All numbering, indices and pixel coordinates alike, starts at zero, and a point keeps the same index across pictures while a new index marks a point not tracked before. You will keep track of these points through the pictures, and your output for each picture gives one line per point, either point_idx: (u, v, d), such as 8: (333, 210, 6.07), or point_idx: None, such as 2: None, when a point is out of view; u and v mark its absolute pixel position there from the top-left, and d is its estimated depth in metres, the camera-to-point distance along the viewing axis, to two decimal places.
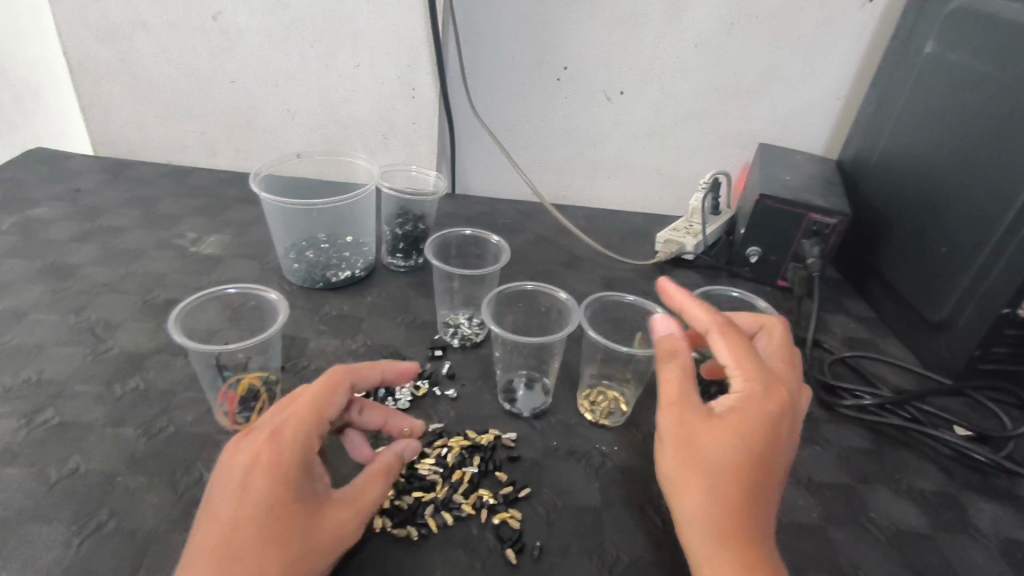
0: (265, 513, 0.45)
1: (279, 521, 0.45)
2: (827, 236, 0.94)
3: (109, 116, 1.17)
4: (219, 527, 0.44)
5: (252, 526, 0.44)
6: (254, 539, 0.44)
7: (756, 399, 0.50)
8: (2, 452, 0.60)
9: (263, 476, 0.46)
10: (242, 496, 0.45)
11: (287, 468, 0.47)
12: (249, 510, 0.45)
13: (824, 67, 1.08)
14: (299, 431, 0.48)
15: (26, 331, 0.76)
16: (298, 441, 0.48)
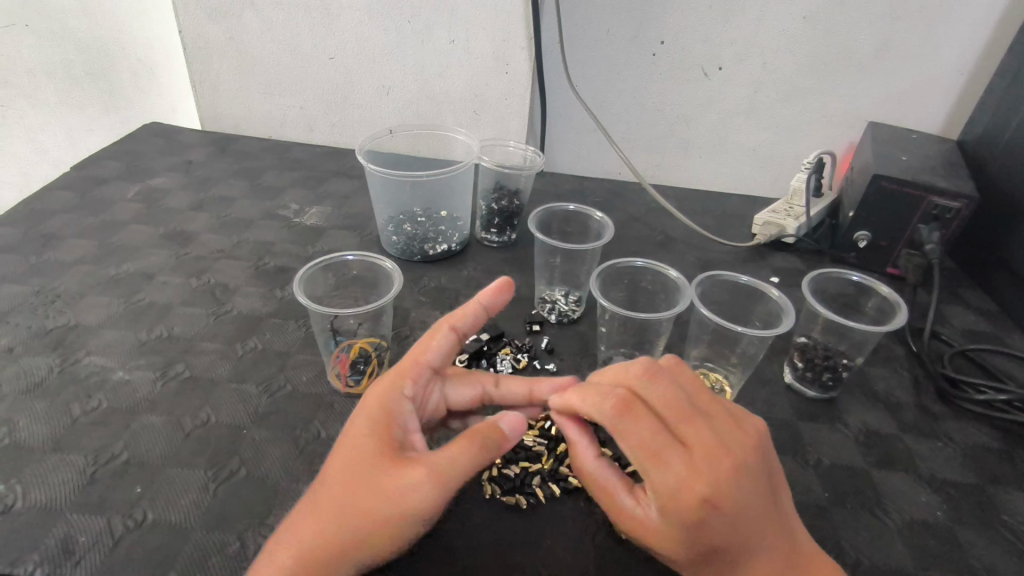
0: (347, 457, 0.48)
1: (355, 464, 0.47)
2: (949, 221, 0.87)
3: (217, 92, 1.23)
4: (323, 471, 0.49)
5: (336, 467, 0.48)
6: (336, 480, 0.47)
7: (707, 505, 0.42)
8: (143, 400, 0.65)
9: (353, 425, 0.50)
10: (341, 443, 0.50)
11: (372, 417, 0.50)
12: (339, 453, 0.49)
13: (949, 38, 0.99)
14: (391, 390, 0.52)
15: (155, 291, 0.81)
16: (390, 398, 0.52)
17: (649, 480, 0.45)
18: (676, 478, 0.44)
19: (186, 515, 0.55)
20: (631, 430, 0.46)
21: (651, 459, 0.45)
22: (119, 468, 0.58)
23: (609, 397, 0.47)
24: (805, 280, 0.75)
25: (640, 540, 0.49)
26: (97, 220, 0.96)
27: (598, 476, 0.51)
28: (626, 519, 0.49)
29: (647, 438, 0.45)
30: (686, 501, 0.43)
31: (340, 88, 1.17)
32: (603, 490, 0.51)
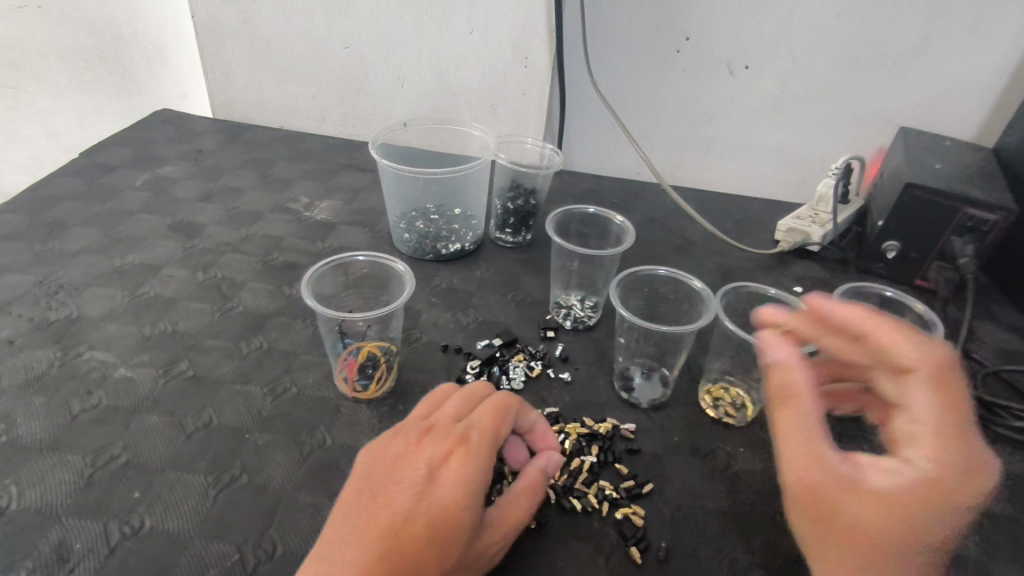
0: (442, 514, 0.42)
1: (455, 528, 0.42)
2: (985, 234, 0.83)
3: (229, 79, 1.20)
4: (387, 519, 0.42)
5: (421, 525, 0.42)
6: (424, 540, 0.41)
7: (972, 505, 0.39)
8: (145, 399, 0.63)
9: (452, 477, 0.44)
10: (422, 490, 0.43)
11: (476, 470, 0.44)
12: (422, 506, 0.43)
13: (988, 41, 0.95)
14: (488, 433, 0.47)
15: (160, 284, 0.80)
16: (488, 442, 0.47)
17: (935, 447, 0.39)
18: (972, 464, 0.39)
19: (185, 523, 0.52)
20: (953, 387, 0.40)
21: (955, 429, 0.39)
22: (117, 470, 0.56)
23: (942, 350, 0.41)
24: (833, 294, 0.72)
25: (841, 508, 0.40)
26: (104, 208, 0.94)
27: (810, 419, 0.43)
28: (840, 480, 0.40)
29: (964, 406, 0.40)
30: (969, 492, 0.39)
31: (356, 78, 1.15)
32: (813, 439, 0.42)
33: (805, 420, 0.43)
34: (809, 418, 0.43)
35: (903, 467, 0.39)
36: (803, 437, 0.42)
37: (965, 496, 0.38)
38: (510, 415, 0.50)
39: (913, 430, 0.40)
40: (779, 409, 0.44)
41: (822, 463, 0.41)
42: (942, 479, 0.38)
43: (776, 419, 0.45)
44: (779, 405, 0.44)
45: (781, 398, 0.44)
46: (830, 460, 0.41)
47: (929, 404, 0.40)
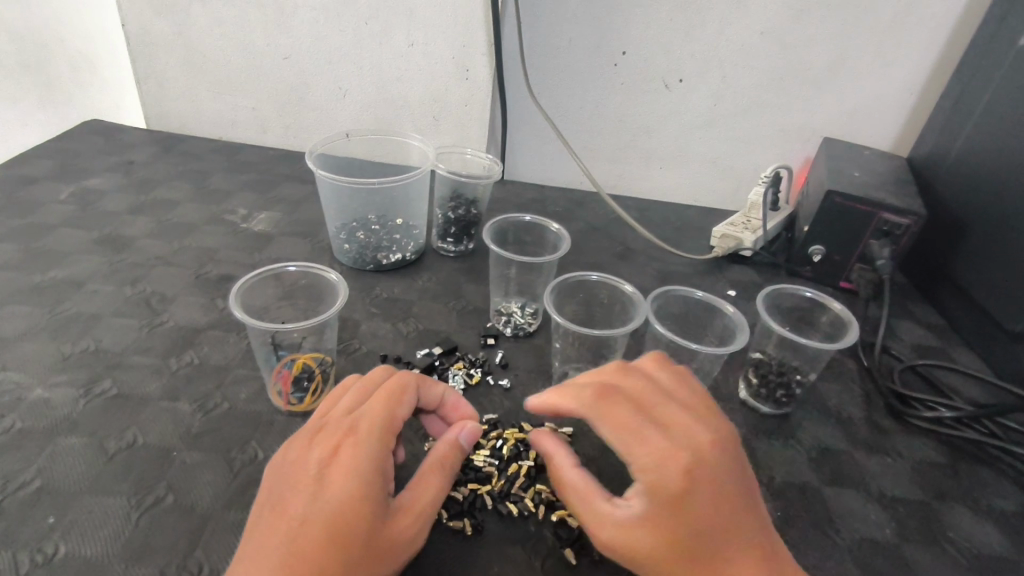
0: (340, 510, 0.43)
1: (353, 521, 0.43)
2: (899, 237, 0.89)
3: (163, 89, 1.17)
4: (286, 528, 0.43)
5: (320, 521, 0.43)
6: (321, 537, 0.42)
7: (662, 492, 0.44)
8: (63, 421, 0.61)
9: (345, 472, 0.45)
10: (315, 490, 0.44)
11: (368, 461, 0.46)
12: (318, 505, 0.44)
13: (899, 58, 1.02)
14: (378, 422, 0.48)
15: (84, 300, 0.76)
16: (379, 431, 0.48)
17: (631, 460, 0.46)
18: (648, 462, 0.45)
19: (103, 548, 0.50)
20: (613, 411, 0.48)
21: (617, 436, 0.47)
22: (29, 497, 0.53)
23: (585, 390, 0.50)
24: (758, 295, 0.75)
25: (700, 527, 0.44)
26: (24, 222, 0.90)
27: (665, 455, 0.45)
28: (695, 508, 0.44)
29: (621, 418, 0.47)
30: (662, 487, 0.44)
31: (295, 89, 1.13)
32: (683, 474, 0.44)
33: (658, 456, 0.45)
34: (670, 453, 0.45)
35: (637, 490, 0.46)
36: (660, 474, 0.44)
37: (665, 494, 0.44)
38: (404, 399, 0.51)
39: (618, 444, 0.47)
40: (634, 448, 0.46)
41: (681, 494, 0.44)
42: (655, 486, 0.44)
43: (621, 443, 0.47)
44: (631, 444, 0.46)
45: (633, 439, 0.46)
46: (692, 494, 0.44)
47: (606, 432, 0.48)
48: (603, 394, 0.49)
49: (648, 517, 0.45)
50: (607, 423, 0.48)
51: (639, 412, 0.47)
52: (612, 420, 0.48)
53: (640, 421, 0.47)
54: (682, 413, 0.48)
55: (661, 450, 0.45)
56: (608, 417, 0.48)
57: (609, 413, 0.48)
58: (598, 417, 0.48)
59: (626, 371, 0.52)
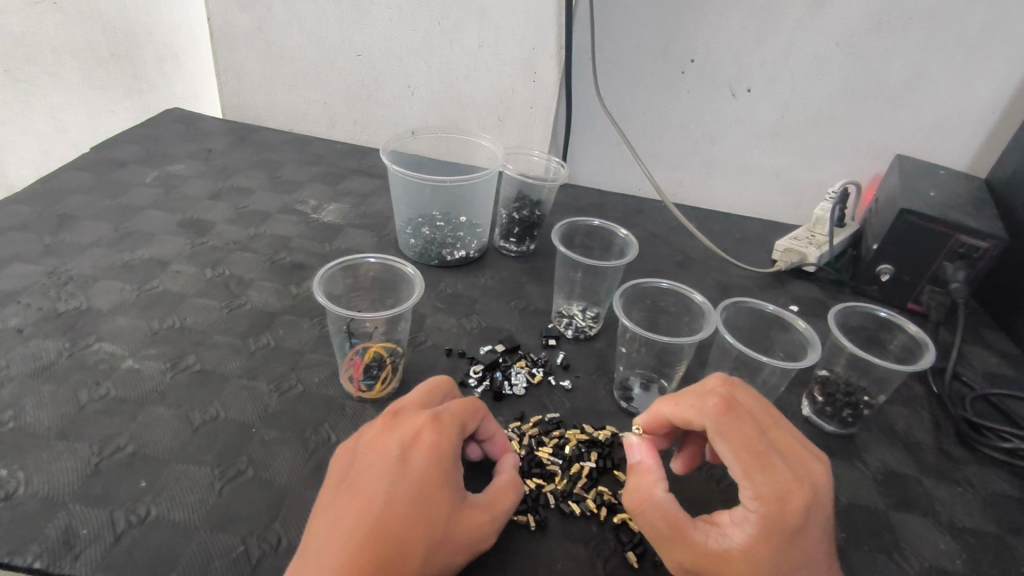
0: (422, 494, 0.46)
1: (432, 509, 0.45)
2: (976, 260, 0.86)
3: (241, 81, 1.22)
4: (365, 508, 0.45)
5: (406, 499, 0.45)
6: (408, 515, 0.45)
7: (785, 522, 0.44)
8: (153, 391, 0.64)
9: (428, 456, 0.47)
10: (398, 468, 0.47)
11: (445, 452, 0.48)
12: (404, 483, 0.46)
13: (982, 75, 0.98)
14: (457, 420, 0.51)
15: (169, 279, 0.81)
16: (454, 428, 0.50)
17: (750, 483, 0.45)
18: (777, 489, 0.44)
19: (190, 514, 0.53)
20: (739, 428, 0.47)
21: (743, 453, 0.46)
22: (124, 460, 0.57)
23: (710, 397, 0.49)
24: (829, 312, 0.74)
25: (799, 559, 0.44)
26: (114, 203, 0.95)
27: (786, 489, 0.44)
28: (798, 545, 0.44)
29: (754, 437, 0.46)
30: (789, 512, 0.44)
31: (365, 85, 1.17)
32: (801, 513, 0.44)
33: (780, 490, 0.44)
34: (795, 488, 0.44)
35: (745, 514, 0.45)
36: (781, 505, 0.44)
37: (785, 522, 0.44)
38: (475, 412, 0.53)
39: (740, 467, 0.46)
40: (756, 475, 0.45)
41: (794, 527, 0.44)
42: (775, 513, 0.44)
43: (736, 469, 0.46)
44: (755, 471, 0.45)
45: (757, 467, 0.45)
46: (806, 526, 0.44)
47: (727, 450, 0.46)
48: (729, 409, 0.48)
49: (749, 548, 0.44)
50: (732, 444, 0.46)
51: (764, 436, 0.47)
52: (735, 443, 0.46)
53: (766, 444, 0.46)
54: (794, 441, 0.49)
55: (781, 480, 0.45)
56: (732, 436, 0.47)
57: (734, 432, 0.47)
58: (722, 434, 0.47)
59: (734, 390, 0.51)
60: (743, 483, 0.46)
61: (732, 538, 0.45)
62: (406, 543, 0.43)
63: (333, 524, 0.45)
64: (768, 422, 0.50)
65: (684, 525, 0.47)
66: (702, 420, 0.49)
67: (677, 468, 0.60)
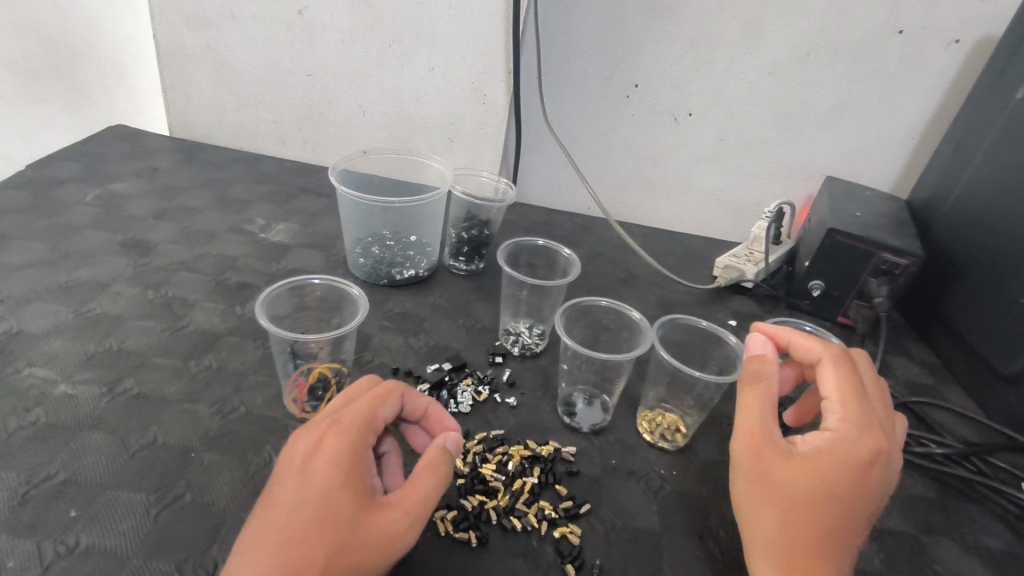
0: (323, 501, 0.45)
1: (335, 508, 0.45)
2: (897, 276, 0.92)
3: (189, 98, 1.21)
4: (269, 517, 0.44)
5: (307, 509, 0.44)
6: (309, 525, 0.44)
7: (854, 434, 0.49)
8: (87, 417, 0.63)
9: (325, 462, 0.46)
10: (299, 478, 0.46)
11: (346, 454, 0.47)
12: (303, 492, 0.45)
13: (899, 104, 1.06)
14: (359, 418, 0.50)
15: (108, 301, 0.79)
16: (357, 423, 0.49)
17: (859, 407, 0.52)
18: (869, 413, 0.51)
19: (123, 541, 0.52)
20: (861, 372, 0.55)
21: (861, 383, 0.54)
22: (54, 489, 0.55)
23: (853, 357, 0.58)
24: (760, 327, 0.78)
25: (869, 473, 0.48)
26: (51, 222, 0.92)
27: (848, 401, 0.52)
28: (880, 461, 0.49)
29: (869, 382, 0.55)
30: (873, 431, 0.49)
31: (317, 105, 1.17)
32: (879, 426, 0.50)
33: (875, 412, 0.51)
34: (867, 411, 0.51)
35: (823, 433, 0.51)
36: (865, 423, 0.50)
37: (854, 435, 0.49)
38: (385, 404, 0.53)
39: (835, 394, 0.53)
40: (849, 400, 0.52)
41: (872, 442, 0.49)
42: (851, 427, 0.50)
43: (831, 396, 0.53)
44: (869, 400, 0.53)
45: (858, 392, 0.52)
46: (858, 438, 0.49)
47: (835, 378, 0.54)
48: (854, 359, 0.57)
49: (832, 446, 0.49)
50: (854, 377, 0.54)
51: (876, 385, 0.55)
52: (848, 375, 0.54)
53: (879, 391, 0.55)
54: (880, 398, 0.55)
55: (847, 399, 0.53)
56: (855, 372, 0.55)
57: (853, 370, 0.55)
58: (839, 366, 0.55)
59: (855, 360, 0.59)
60: (835, 406, 0.52)
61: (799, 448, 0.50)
62: (308, 554, 0.43)
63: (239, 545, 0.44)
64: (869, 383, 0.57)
65: (766, 430, 0.52)
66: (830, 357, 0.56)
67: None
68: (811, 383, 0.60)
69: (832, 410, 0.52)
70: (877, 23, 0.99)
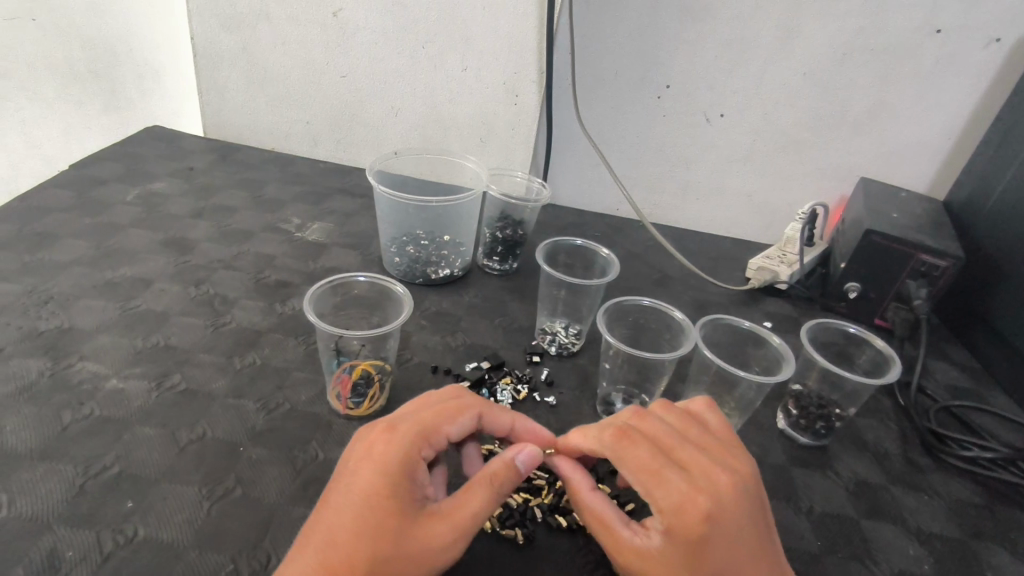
0: (368, 504, 0.46)
1: (384, 514, 0.45)
2: (936, 278, 0.90)
3: (224, 100, 1.23)
4: (323, 517, 0.46)
5: (353, 512, 0.45)
6: (353, 528, 0.45)
7: (680, 528, 0.44)
8: (138, 411, 0.64)
9: (372, 466, 0.47)
10: (350, 482, 0.47)
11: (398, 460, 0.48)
12: (352, 496, 0.46)
13: (937, 104, 1.04)
14: (415, 427, 0.51)
15: (152, 298, 0.80)
16: (417, 433, 0.50)
17: (653, 499, 0.46)
18: (672, 499, 0.45)
19: (179, 533, 0.53)
20: (633, 447, 0.49)
21: (651, 458, 0.47)
22: (109, 480, 0.57)
23: (608, 431, 0.52)
24: (802, 328, 0.77)
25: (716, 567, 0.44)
26: (94, 221, 0.94)
27: (681, 500, 0.44)
28: (714, 539, 0.43)
29: (637, 453, 0.48)
30: (690, 520, 0.44)
31: (349, 106, 1.18)
32: (704, 513, 0.43)
33: (681, 499, 0.44)
34: (689, 497, 0.44)
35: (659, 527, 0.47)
36: (678, 517, 0.44)
37: (698, 534, 0.44)
38: (451, 418, 0.54)
39: (645, 487, 0.47)
40: (653, 491, 0.46)
41: (696, 539, 0.44)
42: (680, 525, 0.44)
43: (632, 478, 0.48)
44: (653, 487, 0.46)
45: (655, 482, 0.46)
46: (708, 535, 0.43)
47: (627, 473, 0.48)
48: (622, 435, 0.50)
49: (670, 544, 0.45)
50: (629, 467, 0.48)
51: (656, 454, 0.48)
52: (635, 463, 0.48)
53: (645, 455, 0.48)
54: (699, 453, 0.47)
55: (714, 491, 0.44)
56: (628, 460, 0.49)
57: (627, 455, 0.49)
58: (620, 458, 0.49)
59: (645, 417, 0.51)
60: (648, 499, 0.47)
61: (652, 545, 0.47)
62: (350, 557, 0.43)
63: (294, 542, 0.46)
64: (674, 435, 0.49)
65: (613, 526, 0.50)
66: (605, 449, 0.52)
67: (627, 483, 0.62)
68: (728, 439, 0.52)
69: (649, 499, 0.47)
70: (915, 21, 0.98)
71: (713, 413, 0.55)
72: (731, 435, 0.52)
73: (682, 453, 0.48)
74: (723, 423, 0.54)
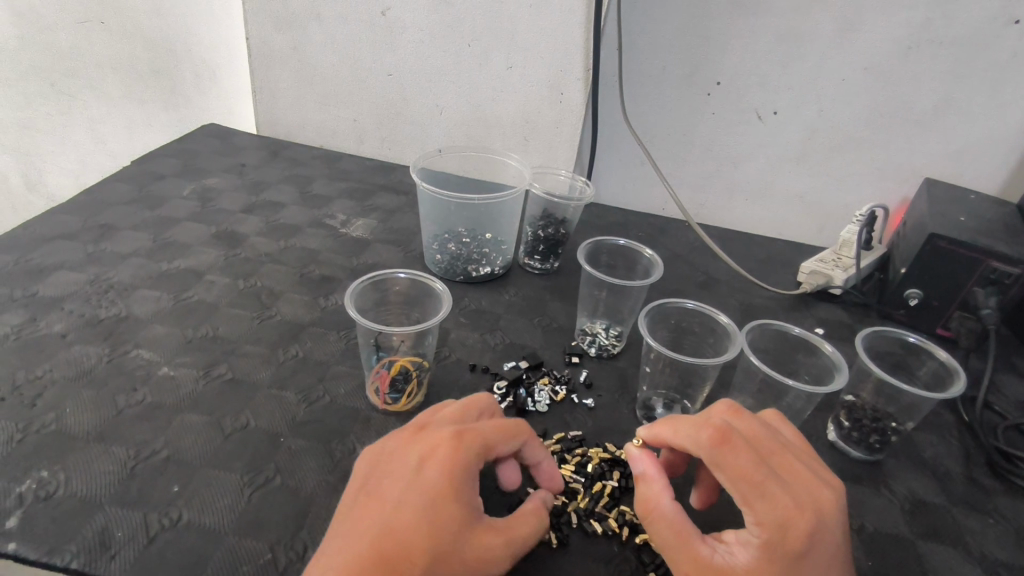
0: (431, 505, 0.46)
1: (448, 517, 0.46)
2: (1007, 287, 0.84)
3: (275, 99, 1.26)
4: (379, 511, 0.47)
5: (416, 510, 0.46)
6: (413, 524, 0.45)
7: (779, 543, 0.44)
8: (186, 398, 0.66)
9: (441, 468, 0.48)
10: (413, 480, 0.48)
11: (462, 467, 0.49)
12: (414, 494, 0.47)
13: (1013, 101, 0.97)
14: (481, 437, 0.51)
15: (203, 289, 0.83)
16: (478, 445, 0.51)
17: (751, 511, 0.45)
18: (779, 511, 0.44)
19: (220, 519, 0.55)
20: (735, 453, 0.47)
21: (753, 468, 0.46)
22: (158, 464, 0.59)
23: (701, 431, 0.49)
24: (857, 336, 0.73)
25: None
26: (152, 214, 0.98)
27: (787, 515, 0.44)
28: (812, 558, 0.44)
29: (739, 460, 0.46)
30: (793, 535, 0.44)
31: (395, 104, 1.20)
32: (808, 531, 0.44)
33: (788, 514, 0.44)
34: (796, 513, 0.44)
35: (747, 540, 0.45)
36: (781, 532, 0.44)
37: (798, 550, 0.43)
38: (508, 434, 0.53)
39: (746, 497, 0.46)
40: (755, 502, 0.45)
41: (796, 555, 0.43)
42: (779, 540, 0.44)
43: (729, 485, 0.46)
44: (753, 499, 0.45)
45: (757, 493, 0.45)
46: (810, 553, 0.44)
47: (725, 479, 0.47)
48: (723, 440, 0.47)
49: (763, 560, 0.44)
50: (728, 473, 0.46)
51: (758, 463, 0.46)
52: (737, 469, 0.46)
53: (746, 461, 0.46)
54: (800, 467, 0.48)
55: (815, 505, 0.45)
56: (727, 466, 0.47)
57: (728, 462, 0.47)
58: (719, 463, 0.47)
59: (740, 418, 0.51)
60: (745, 508, 0.46)
61: (735, 560, 0.45)
62: (410, 552, 0.44)
63: (343, 529, 0.46)
64: (768, 445, 0.49)
65: (692, 540, 0.48)
66: (696, 450, 0.49)
67: (696, 504, 0.58)
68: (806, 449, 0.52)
69: (745, 510, 0.46)
70: (990, 12, 0.91)
71: (787, 426, 0.55)
72: (810, 448, 0.53)
73: (780, 463, 0.48)
74: (797, 436, 0.54)
